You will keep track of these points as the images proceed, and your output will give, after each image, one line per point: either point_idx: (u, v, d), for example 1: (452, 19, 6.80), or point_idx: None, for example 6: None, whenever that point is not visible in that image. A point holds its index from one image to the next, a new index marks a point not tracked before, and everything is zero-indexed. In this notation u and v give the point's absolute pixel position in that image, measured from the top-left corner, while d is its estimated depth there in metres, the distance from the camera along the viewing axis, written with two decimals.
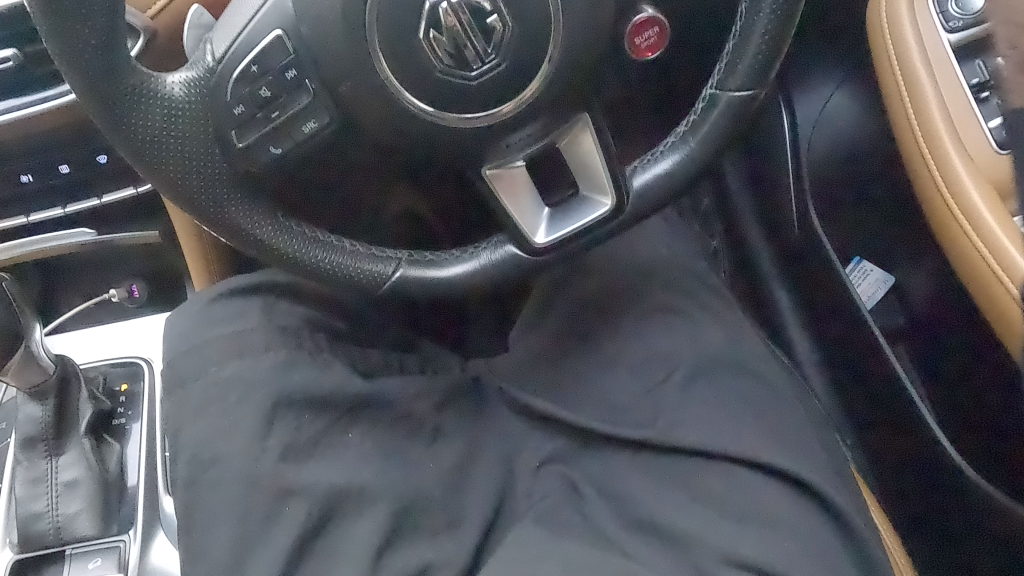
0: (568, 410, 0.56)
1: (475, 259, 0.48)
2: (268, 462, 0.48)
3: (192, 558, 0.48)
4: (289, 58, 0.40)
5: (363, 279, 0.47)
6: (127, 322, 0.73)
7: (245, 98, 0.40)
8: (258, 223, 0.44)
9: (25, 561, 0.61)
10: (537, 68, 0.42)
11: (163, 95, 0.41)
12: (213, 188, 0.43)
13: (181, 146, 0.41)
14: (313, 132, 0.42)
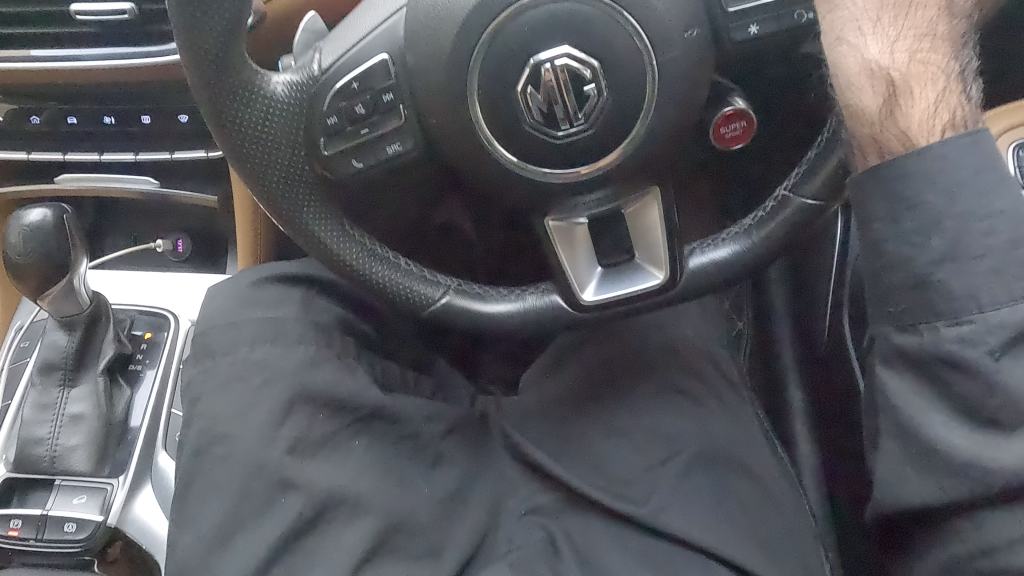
0: (565, 468, 0.58)
1: (519, 301, 0.49)
2: (276, 453, 0.52)
3: (181, 523, 0.52)
4: (389, 82, 0.43)
5: (410, 298, 0.48)
6: (165, 273, 0.75)
7: (340, 110, 0.43)
8: (325, 227, 0.46)
9: (14, 482, 0.63)
10: (623, 139, 0.43)
11: (267, 93, 0.42)
12: (292, 188, 0.45)
13: (273, 144, 0.43)
14: (394, 153, 0.44)
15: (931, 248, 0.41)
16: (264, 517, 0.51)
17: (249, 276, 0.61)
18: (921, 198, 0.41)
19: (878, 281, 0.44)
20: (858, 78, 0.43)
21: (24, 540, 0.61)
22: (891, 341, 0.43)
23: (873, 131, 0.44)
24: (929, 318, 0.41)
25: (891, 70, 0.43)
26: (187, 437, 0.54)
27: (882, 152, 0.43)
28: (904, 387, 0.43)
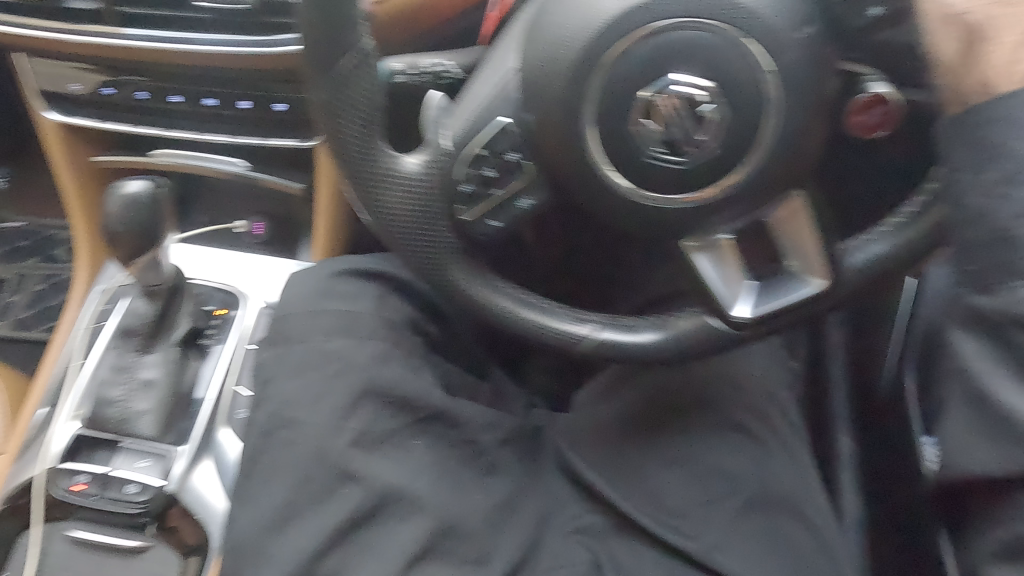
0: (615, 492, 0.59)
1: (667, 327, 0.46)
2: (341, 443, 0.53)
3: (243, 500, 0.54)
4: (513, 143, 0.44)
5: (562, 340, 0.46)
6: (241, 252, 0.77)
7: (471, 177, 0.44)
8: (472, 287, 0.46)
9: (83, 437, 0.65)
10: (745, 157, 0.41)
11: (403, 175, 0.45)
12: (437, 256, 0.46)
13: (415, 220, 0.45)
14: (525, 208, 0.45)
15: (1015, 200, 0.37)
16: (324, 505, 0.52)
17: (327, 268, 0.63)
18: (1008, 146, 0.38)
19: (960, 240, 0.40)
20: (938, 28, 0.41)
21: (87, 496, 0.63)
22: (968, 302, 0.40)
23: (955, 81, 0.41)
24: (1009, 278, 0.37)
25: (971, 17, 0.39)
26: (256, 418, 0.56)
27: (965, 103, 0.41)
28: (979, 350, 0.40)
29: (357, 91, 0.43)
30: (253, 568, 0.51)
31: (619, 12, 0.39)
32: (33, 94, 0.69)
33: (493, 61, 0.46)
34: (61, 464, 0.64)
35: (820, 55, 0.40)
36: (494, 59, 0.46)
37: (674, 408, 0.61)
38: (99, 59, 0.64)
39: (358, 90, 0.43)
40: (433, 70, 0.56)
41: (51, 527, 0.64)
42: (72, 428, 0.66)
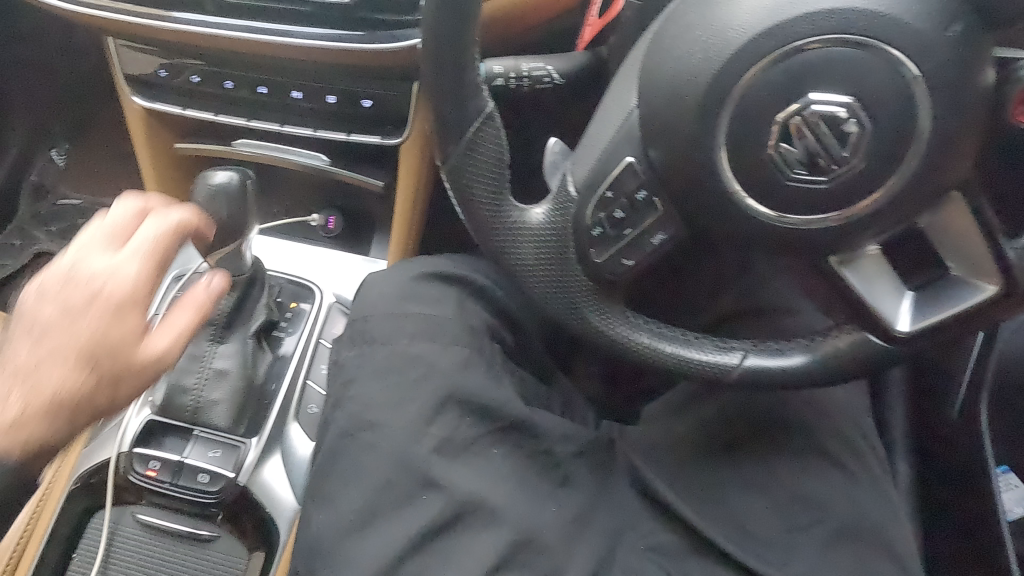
0: (694, 512, 0.57)
1: (811, 349, 0.50)
2: (424, 448, 0.53)
3: (321, 500, 0.53)
4: (640, 182, 0.45)
5: (710, 370, 0.50)
6: (314, 247, 0.78)
7: (601, 220, 0.46)
8: (612, 323, 0.50)
9: (155, 423, 0.65)
10: (890, 175, 0.40)
11: (534, 227, 0.49)
12: (577, 299, 0.50)
13: (548, 267, 0.49)
14: (659, 243, 0.46)
15: None
16: (404, 510, 0.52)
17: (410, 270, 0.63)
18: None
19: None
20: None
21: (159, 482, 0.64)
22: None
23: None
24: None
25: None
26: (337, 417, 0.56)
27: None
28: None
29: (483, 152, 0.47)
30: (330, 569, 0.51)
31: (761, 33, 0.38)
32: (123, 79, 0.70)
33: (619, 96, 0.47)
34: (134, 449, 0.65)
35: (966, 83, 0.39)
36: (618, 93, 0.47)
37: (756, 431, 0.60)
38: (193, 49, 0.64)
39: (485, 151, 0.47)
40: (534, 74, 0.55)
41: (121, 511, 0.65)
42: (144, 414, 0.66)
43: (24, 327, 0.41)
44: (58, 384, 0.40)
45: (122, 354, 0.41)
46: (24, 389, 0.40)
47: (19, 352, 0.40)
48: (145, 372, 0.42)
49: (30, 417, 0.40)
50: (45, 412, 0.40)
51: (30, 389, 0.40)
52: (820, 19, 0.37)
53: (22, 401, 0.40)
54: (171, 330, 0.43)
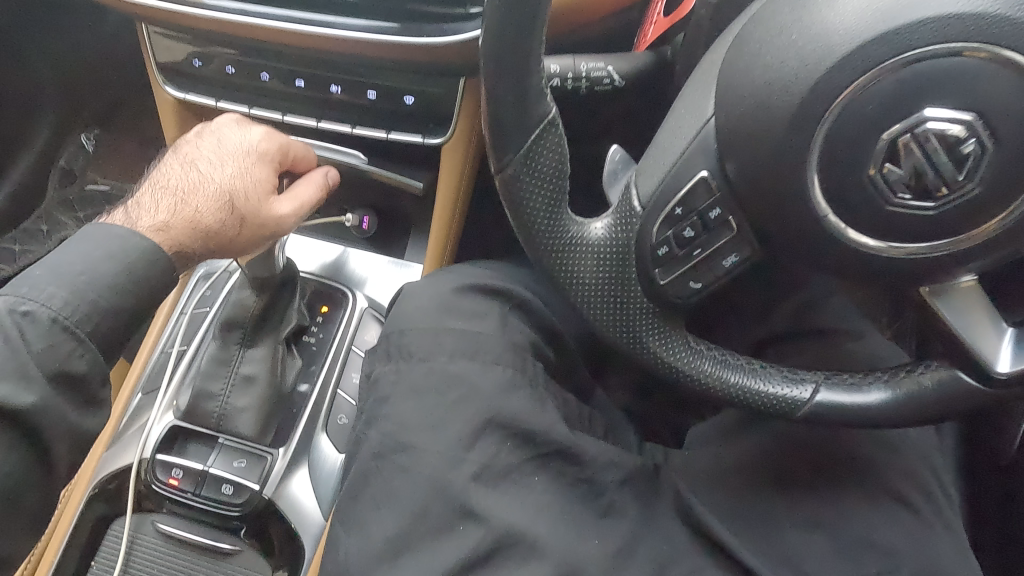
0: (751, 552, 0.52)
1: (893, 386, 0.45)
2: (462, 475, 0.49)
3: (350, 524, 0.50)
4: (714, 199, 0.42)
5: (778, 405, 0.46)
6: (348, 249, 0.76)
7: (669, 238, 0.43)
8: (671, 347, 0.47)
9: (179, 429, 0.63)
10: (1009, 201, 0.37)
11: (593, 243, 0.46)
12: (635, 321, 0.47)
13: (606, 286, 0.46)
14: (731, 265, 0.44)
15: None
16: (439, 541, 0.48)
17: (451, 281, 0.59)
18: None
19: None
20: None
21: (182, 491, 0.62)
22: None
23: None
24: None
25: None
26: (370, 436, 0.52)
27: None
28: None
29: (544, 161, 0.44)
30: None
31: (870, 39, 0.34)
32: (156, 68, 0.67)
33: (692, 104, 0.43)
34: (157, 455, 0.62)
35: None
36: (690, 100, 0.43)
37: (816, 465, 0.56)
38: (229, 38, 0.61)
39: (546, 160, 0.44)
40: (593, 75, 0.52)
41: (141, 518, 0.63)
42: (169, 419, 0.64)
43: (184, 160, 0.55)
44: (204, 210, 0.52)
45: (260, 203, 0.55)
46: (183, 201, 0.53)
47: (184, 178, 0.54)
48: (271, 225, 0.55)
49: (176, 226, 0.52)
50: (193, 228, 0.52)
51: (179, 204, 0.52)
52: (942, 24, 0.33)
53: (181, 209, 0.52)
54: (292, 200, 0.57)
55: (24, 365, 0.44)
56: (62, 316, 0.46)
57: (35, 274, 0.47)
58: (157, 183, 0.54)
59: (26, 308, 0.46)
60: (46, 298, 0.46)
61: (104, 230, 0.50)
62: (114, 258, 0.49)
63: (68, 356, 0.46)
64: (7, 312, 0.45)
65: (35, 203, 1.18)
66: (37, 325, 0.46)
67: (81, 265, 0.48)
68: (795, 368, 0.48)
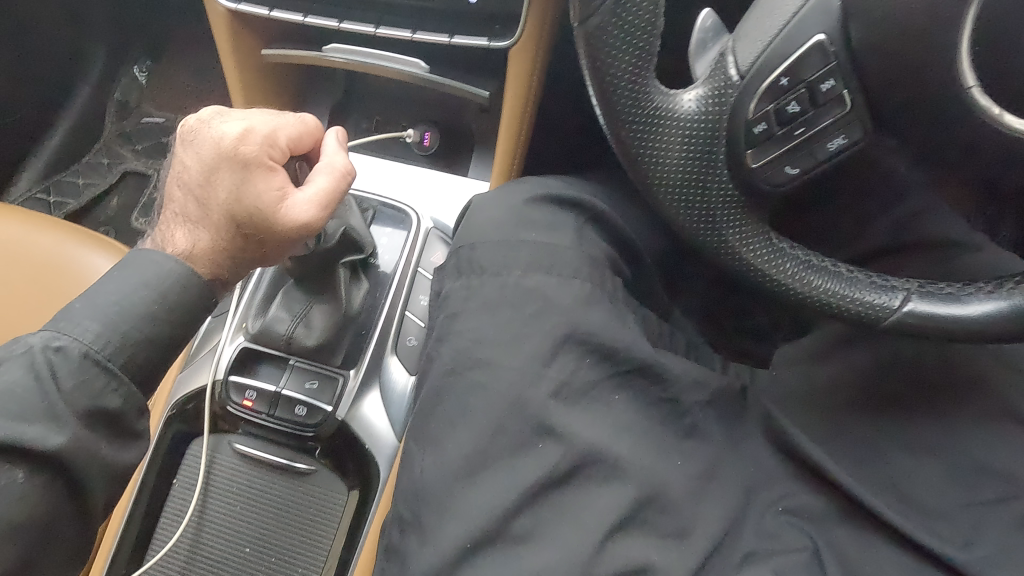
0: (851, 476, 0.50)
1: (1001, 300, 0.41)
2: (541, 392, 0.46)
3: (425, 444, 0.49)
4: (828, 69, 0.36)
5: (864, 312, 0.43)
6: (410, 167, 0.73)
7: (768, 114, 0.38)
8: (752, 246, 0.43)
9: (249, 351, 0.63)
10: None
11: (681, 114, 0.40)
12: (716, 213, 0.42)
13: (689, 168, 0.40)
14: (837, 149, 0.38)
15: None
16: (517, 461, 0.46)
17: (522, 192, 0.55)
18: None
19: None
20: None
21: (256, 413, 0.62)
22: None
23: None
24: None
25: None
26: (440, 353, 0.50)
27: None
28: None
29: (636, 15, 0.38)
30: (436, 517, 0.46)
31: None
32: None
33: None
34: (231, 378, 0.63)
35: None
36: None
37: (917, 386, 0.53)
38: None
39: (638, 14, 0.38)
40: None
41: (218, 439, 0.63)
42: (239, 342, 0.63)
43: (179, 183, 0.51)
44: (217, 234, 0.49)
45: (265, 218, 0.48)
46: (194, 227, 0.50)
47: (186, 203, 0.50)
48: (290, 236, 0.49)
49: (200, 255, 0.49)
50: (216, 250, 0.50)
51: (195, 229, 0.49)
52: None
53: (196, 238, 0.49)
54: (309, 196, 0.49)
55: (54, 405, 0.43)
56: (95, 350, 0.45)
57: (76, 307, 0.47)
58: (168, 206, 0.51)
59: (59, 343, 0.45)
60: (80, 332, 0.45)
61: (137, 261, 0.49)
62: (148, 285, 0.47)
63: (101, 392, 0.45)
64: (40, 348, 0.44)
65: (94, 136, 1.18)
66: (68, 361, 0.44)
67: (114, 294, 0.47)
68: (885, 276, 0.44)
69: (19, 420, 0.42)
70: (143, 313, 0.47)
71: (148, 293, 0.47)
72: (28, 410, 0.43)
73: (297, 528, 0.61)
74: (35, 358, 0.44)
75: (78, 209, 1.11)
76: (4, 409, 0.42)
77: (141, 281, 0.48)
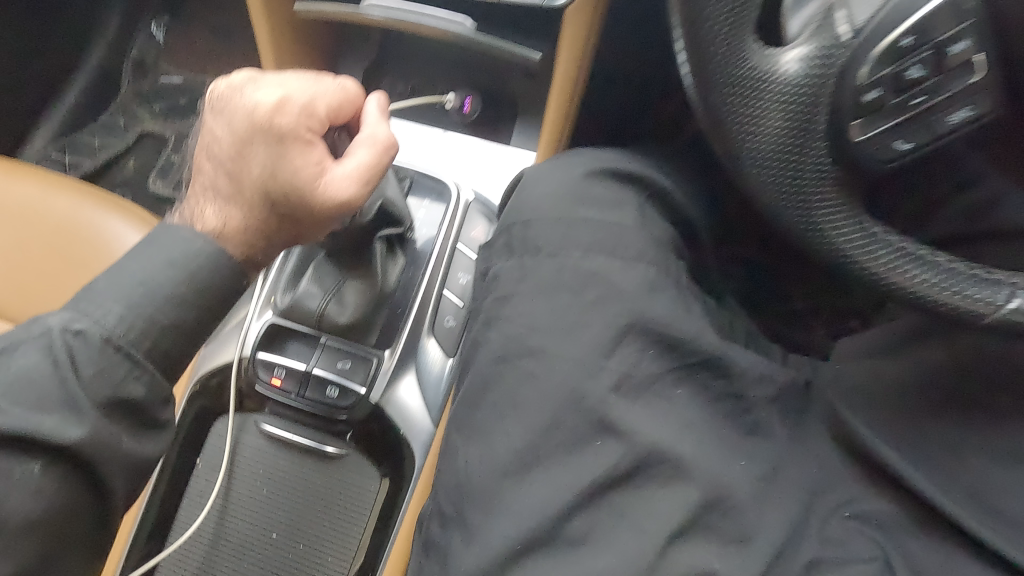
0: (930, 483, 0.47)
1: None
2: (601, 385, 0.43)
3: (470, 437, 0.45)
4: (957, 29, 0.32)
5: (966, 308, 0.38)
6: (451, 134, 0.69)
7: (885, 79, 0.33)
8: (845, 231, 0.38)
9: (277, 327, 0.59)
10: None
11: (779, 78, 0.36)
12: (807, 191, 0.37)
13: (780, 137, 0.37)
14: (959, 122, 0.33)
15: None
16: (572, 457, 0.42)
17: (583, 164, 0.50)
18: None
19: None
20: None
21: (284, 392, 0.58)
22: None
23: None
24: None
25: None
26: (489, 339, 0.47)
27: None
28: None
29: None
30: (482, 514, 0.43)
31: None
32: None
33: None
34: (259, 353, 0.59)
35: None
36: None
37: (1006, 389, 0.48)
38: None
39: None
40: None
41: (243, 418, 0.60)
42: (268, 317, 0.60)
43: (209, 154, 0.47)
44: (251, 210, 0.45)
45: (303, 192, 0.45)
46: (225, 204, 0.46)
47: (216, 176, 0.46)
48: (329, 212, 0.46)
49: (231, 234, 0.45)
50: (250, 228, 0.46)
51: (227, 204, 0.46)
52: None
53: (227, 215, 0.46)
54: (350, 169, 0.46)
55: (72, 395, 0.40)
56: (117, 336, 0.42)
57: (98, 285, 0.43)
58: (197, 181, 0.48)
59: (79, 326, 0.41)
60: (101, 315, 0.42)
61: (165, 235, 0.45)
62: (177, 265, 0.44)
63: (124, 380, 0.42)
64: (59, 332, 0.41)
65: (111, 95, 1.14)
66: (88, 347, 0.41)
67: (140, 272, 0.43)
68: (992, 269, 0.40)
69: (36, 411, 0.39)
70: (171, 292, 0.43)
71: (176, 271, 0.44)
72: (45, 401, 0.40)
73: (326, 513, 0.58)
74: (53, 342, 0.41)
75: (95, 171, 1.08)
76: (19, 398, 0.39)
77: (169, 254, 0.44)
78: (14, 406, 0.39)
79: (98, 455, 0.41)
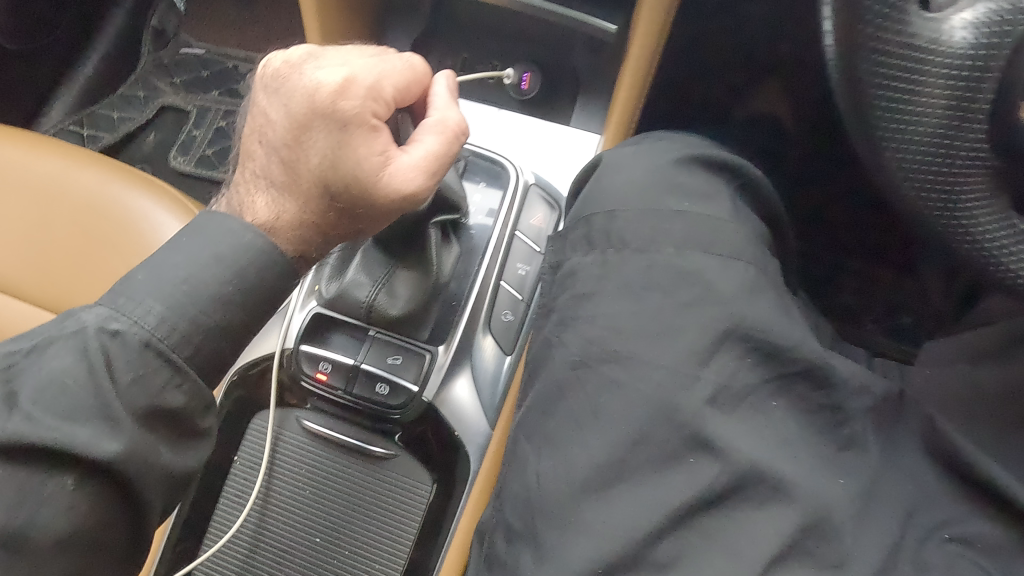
0: None
1: None
2: (694, 397, 0.39)
3: (541, 449, 0.41)
4: None
5: None
6: (514, 114, 0.67)
7: None
8: (992, 228, 0.34)
9: (323, 318, 0.56)
10: None
11: (949, 46, 0.32)
12: (959, 179, 0.33)
13: (939, 116, 0.32)
14: None
15: None
16: (661, 476, 0.38)
17: (671, 151, 0.47)
18: None
19: None
20: None
21: (331, 388, 0.55)
22: None
23: None
24: None
25: None
26: (566, 342, 0.43)
27: None
28: None
29: None
30: (558, 534, 0.38)
31: None
32: None
33: None
34: (301, 347, 0.55)
35: None
36: None
37: None
38: None
39: None
40: None
41: (285, 414, 0.57)
42: (312, 306, 0.56)
43: (262, 138, 0.43)
44: (308, 202, 0.41)
45: (365, 184, 0.40)
46: (279, 194, 0.42)
47: (270, 164, 0.42)
48: (393, 205, 0.42)
49: (283, 228, 0.42)
50: (305, 222, 0.42)
51: (282, 194, 0.42)
52: None
53: (281, 207, 0.42)
54: (417, 158, 0.42)
55: (107, 404, 0.36)
56: (157, 338, 0.38)
57: (138, 278, 0.39)
58: (246, 167, 0.44)
59: (116, 326, 0.37)
60: (140, 314, 0.38)
61: (212, 224, 0.41)
62: (224, 260, 0.40)
63: (162, 389, 0.38)
64: (94, 332, 0.37)
65: (130, 66, 1.09)
66: (126, 350, 0.37)
67: (183, 266, 0.39)
68: None
69: (69, 422, 0.36)
70: (217, 290, 0.39)
71: (224, 267, 0.40)
72: (79, 409, 0.36)
73: (373, 517, 0.55)
74: (88, 343, 0.37)
75: (114, 144, 1.03)
76: (51, 406, 0.36)
77: (216, 246, 0.40)
78: (45, 414, 0.35)
79: (133, 468, 0.37)
